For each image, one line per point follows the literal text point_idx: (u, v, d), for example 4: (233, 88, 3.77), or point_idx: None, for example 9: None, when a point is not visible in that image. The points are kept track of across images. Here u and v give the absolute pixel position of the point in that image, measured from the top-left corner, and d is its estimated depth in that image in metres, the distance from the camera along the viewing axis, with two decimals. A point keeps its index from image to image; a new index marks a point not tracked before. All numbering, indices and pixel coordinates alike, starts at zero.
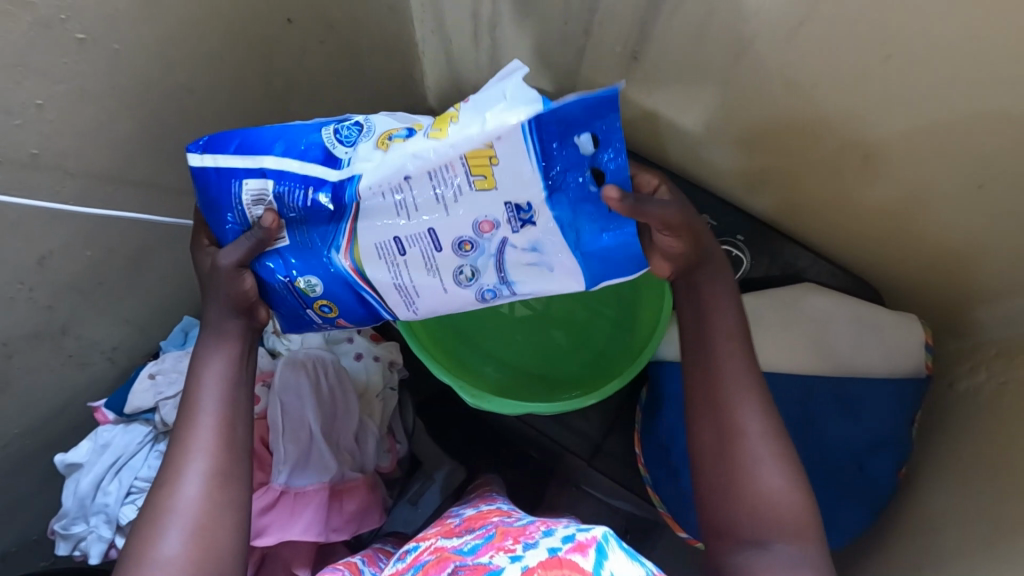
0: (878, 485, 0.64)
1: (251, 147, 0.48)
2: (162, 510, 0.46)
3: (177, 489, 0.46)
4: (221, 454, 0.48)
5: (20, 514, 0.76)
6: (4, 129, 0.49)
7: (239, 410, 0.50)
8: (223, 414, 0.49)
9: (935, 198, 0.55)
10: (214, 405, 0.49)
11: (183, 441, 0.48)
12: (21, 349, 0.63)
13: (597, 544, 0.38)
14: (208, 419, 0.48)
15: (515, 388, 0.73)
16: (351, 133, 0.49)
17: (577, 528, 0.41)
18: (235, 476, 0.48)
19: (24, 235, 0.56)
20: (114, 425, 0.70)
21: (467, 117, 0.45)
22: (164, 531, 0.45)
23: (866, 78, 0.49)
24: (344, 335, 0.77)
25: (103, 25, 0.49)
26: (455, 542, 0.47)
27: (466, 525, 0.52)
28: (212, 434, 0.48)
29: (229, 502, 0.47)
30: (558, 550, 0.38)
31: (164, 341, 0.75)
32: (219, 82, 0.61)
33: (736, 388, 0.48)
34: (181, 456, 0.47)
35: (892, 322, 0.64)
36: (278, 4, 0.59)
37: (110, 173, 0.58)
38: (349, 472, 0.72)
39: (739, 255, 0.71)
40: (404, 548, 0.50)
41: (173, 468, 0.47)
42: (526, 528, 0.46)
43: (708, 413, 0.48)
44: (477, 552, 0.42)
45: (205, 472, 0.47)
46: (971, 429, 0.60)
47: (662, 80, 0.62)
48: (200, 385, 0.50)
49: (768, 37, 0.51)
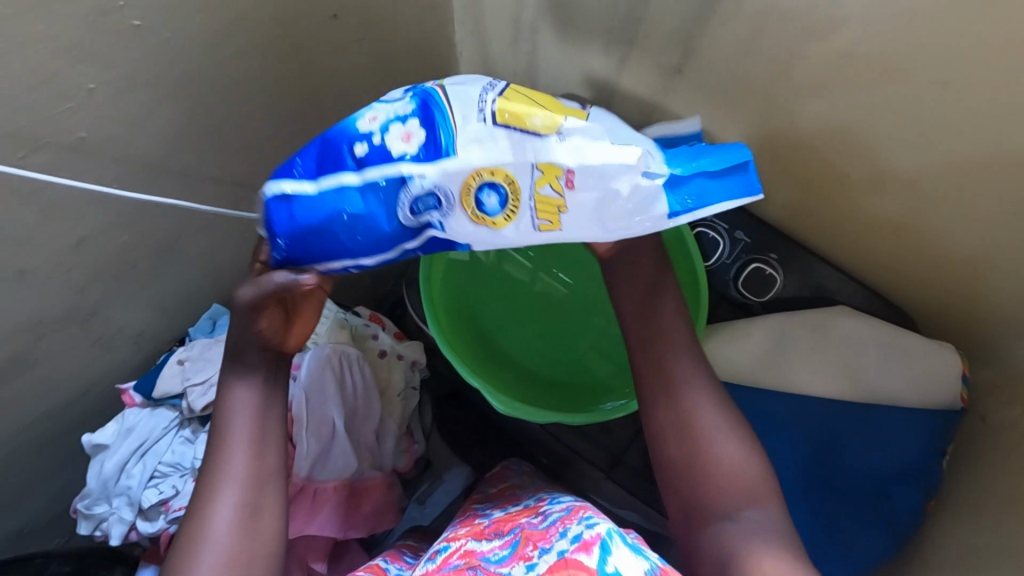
0: (904, 516, 0.63)
1: (336, 250, 0.47)
2: (196, 537, 0.48)
3: (210, 522, 0.48)
4: (249, 487, 0.50)
5: (41, 492, 0.77)
6: (56, 112, 0.49)
7: (265, 439, 0.52)
8: (253, 436, 0.51)
9: (978, 230, 0.54)
10: (246, 432, 0.51)
11: (212, 474, 0.50)
12: (52, 328, 0.63)
13: (602, 542, 0.40)
14: (240, 438, 0.51)
15: (535, 395, 0.72)
16: (425, 207, 0.46)
17: (585, 526, 0.43)
18: (264, 499, 0.50)
19: (63, 218, 0.56)
20: (141, 408, 0.71)
21: (581, 206, 0.46)
22: (196, 561, 0.47)
23: (918, 102, 0.48)
24: (369, 332, 0.78)
25: (155, 13, 0.49)
26: (484, 548, 0.48)
27: (496, 527, 0.52)
28: (243, 461, 0.50)
29: (257, 535, 0.49)
30: (566, 551, 0.41)
31: (192, 329, 0.76)
32: (262, 74, 0.61)
33: (682, 367, 0.54)
34: (213, 487, 0.49)
35: (927, 348, 0.63)
36: (324, 1, 0.59)
37: (152, 160, 0.59)
38: (368, 471, 0.73)
39: (772, 274, 0.68)
40: (434, 549, 0.50)
41: (203, 498, 0.49)
42: (546, 529, 0.47)
43: (659, 388, 0.54)
44: (500, 562, 0.44)
45: (237, 503, 0.49)
46: (1004, 464, 0.59)
47: (703, 97, 0.61)
48: (230, 412, 0.52)
49: (819, 57, 0.50)
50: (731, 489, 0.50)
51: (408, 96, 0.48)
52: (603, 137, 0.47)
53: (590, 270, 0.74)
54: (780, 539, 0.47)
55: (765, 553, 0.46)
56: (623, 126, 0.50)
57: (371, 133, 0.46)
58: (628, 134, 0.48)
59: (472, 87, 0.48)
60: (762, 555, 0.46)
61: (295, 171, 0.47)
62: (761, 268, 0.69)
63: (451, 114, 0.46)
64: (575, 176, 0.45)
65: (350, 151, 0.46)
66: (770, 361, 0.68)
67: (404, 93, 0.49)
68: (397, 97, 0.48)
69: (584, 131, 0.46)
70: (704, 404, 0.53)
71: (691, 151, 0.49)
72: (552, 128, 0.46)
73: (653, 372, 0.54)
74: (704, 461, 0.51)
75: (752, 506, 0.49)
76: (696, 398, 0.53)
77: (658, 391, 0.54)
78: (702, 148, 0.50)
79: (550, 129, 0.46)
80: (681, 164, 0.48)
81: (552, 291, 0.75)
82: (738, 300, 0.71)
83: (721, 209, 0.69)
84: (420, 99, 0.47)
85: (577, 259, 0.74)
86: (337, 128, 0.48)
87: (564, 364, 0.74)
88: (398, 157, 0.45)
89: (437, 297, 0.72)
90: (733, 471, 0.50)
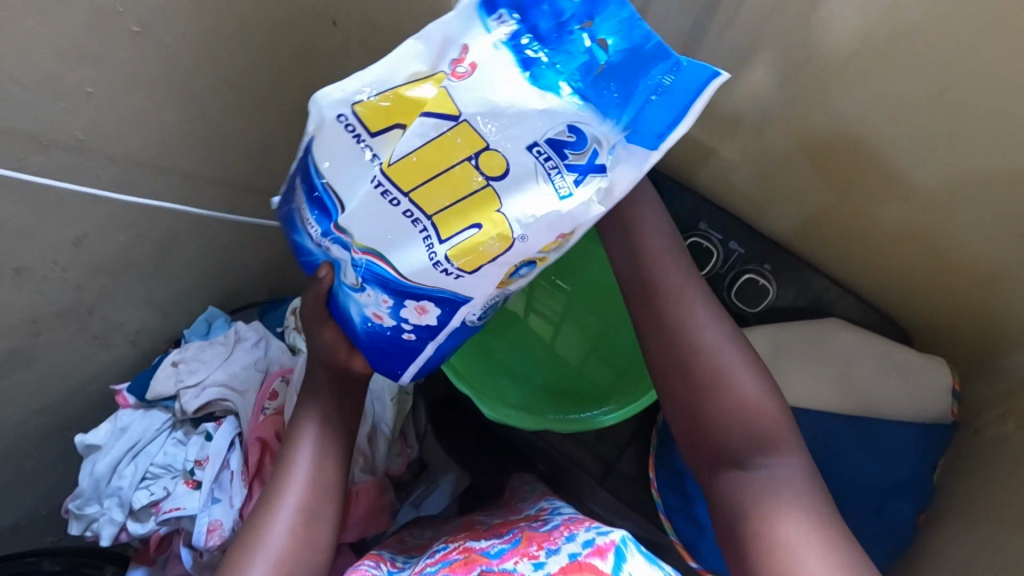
0: (899, 528, 0.64)
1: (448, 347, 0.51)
2: (256, 542, 0.48)
3: (271, 524, 0.49)
4: (309, 492, 0.51)
5: (33, 490, 0.77)
6: (56, 112, 0.50)
7: (327, 453, 0.54)
8: (317, 447, 0.54)
9: (967, 244, 0.55)
10: (312, 444, 0.54)
11: (280, 478, 0.52)
12: (50, 326, 0.64)
13: (616, 548, 0.40)
14: (307, 445, 0.53)
15: (541, 401, 0.72)
16: (491, 309, 0.49)
17: (596, 533, 0.43)
18: (320, 505, 0.52)
19: (60, 217, 0.57)
20: (134, 409, 0.71)
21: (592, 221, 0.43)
22: (250, 565, 0.47)
23: (910, 114, 0.49)
24: None
25: (156, 18, 0.50)
26: (483, 544, 0.49)
27: (496, 530, 0.53)
28: (307, 470, 0.52)
29: (311, 544, 0.50)
30: (578, 555, 0.40)
31: (188, 330, 0.76)
32: (262, 79, 0.62)
33: (685, 304, 0.51)
34: (278, 490, 0.51)
35: (920, 361, 0.63)
36: (324, 7, 0.60)
37: (151, 161, 0.59)
38: (360, 475, 0.73)
39: (766, 285, 0.67)
40: (435, 547, 0.53)
41: (269, 498, 0.51)
42: (549, 533, 0.47)
43: (655, 323, 0.51)
44: (503, 557, 0.44)
45: (295, 507, 0.50)
46: (999, 477, 0.59)
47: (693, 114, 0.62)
48: (302, 424, 0.55)
49: (814, 69, 0.51)
50: (741, 431, 0.47)
51: (372, 290, 0.46)
52: (534, 166, 0.41)
53: (589, 279, 0.74)
54: (796, 490, 0.44)
55: (776, 504, 0.43)
56: (512, 102, 0.40)
57: (401, 325, 0.48)
58: (540, 119, 0.40)
59: (399, 244, 0.43)
60: (773, 504, 0.44)
61: (394, 367, 0.51)
62: (755, 280, 0.67)
63: (425, 285, 0.44)
64: (563, 229, 0.42)
65: (402, 338, 0.49)
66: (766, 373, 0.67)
67: (362, 286, 0.46)
68: (366, 295, 0.47)
69: (522, 188, 0.42)
70: (707, 336, 0.50)
71: (602, 64, 0.41)
72: (509, 236, 0.42)
73: (655, 313, 0.52)
74: (715, 400, 0.48)
75: (768, 453, 0.46)
76: (693, 330, 0.50)
77: (657, 326, 0.51)
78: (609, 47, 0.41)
79: (509, 240, 0.42)
80: (617, 101, 0.41)
81: (551, 298, 0.75)
82: (734, 312, 0.69)
83: (715, 218, 0.67)
84: (384, 289, 0.45)
85: (578, 267, 0.74)
86: (374, 337, 0.49)
87: (556, 371, 0.74)
88: (444, 322, 0.47)
89: None
90: (744, 410, 0.47)
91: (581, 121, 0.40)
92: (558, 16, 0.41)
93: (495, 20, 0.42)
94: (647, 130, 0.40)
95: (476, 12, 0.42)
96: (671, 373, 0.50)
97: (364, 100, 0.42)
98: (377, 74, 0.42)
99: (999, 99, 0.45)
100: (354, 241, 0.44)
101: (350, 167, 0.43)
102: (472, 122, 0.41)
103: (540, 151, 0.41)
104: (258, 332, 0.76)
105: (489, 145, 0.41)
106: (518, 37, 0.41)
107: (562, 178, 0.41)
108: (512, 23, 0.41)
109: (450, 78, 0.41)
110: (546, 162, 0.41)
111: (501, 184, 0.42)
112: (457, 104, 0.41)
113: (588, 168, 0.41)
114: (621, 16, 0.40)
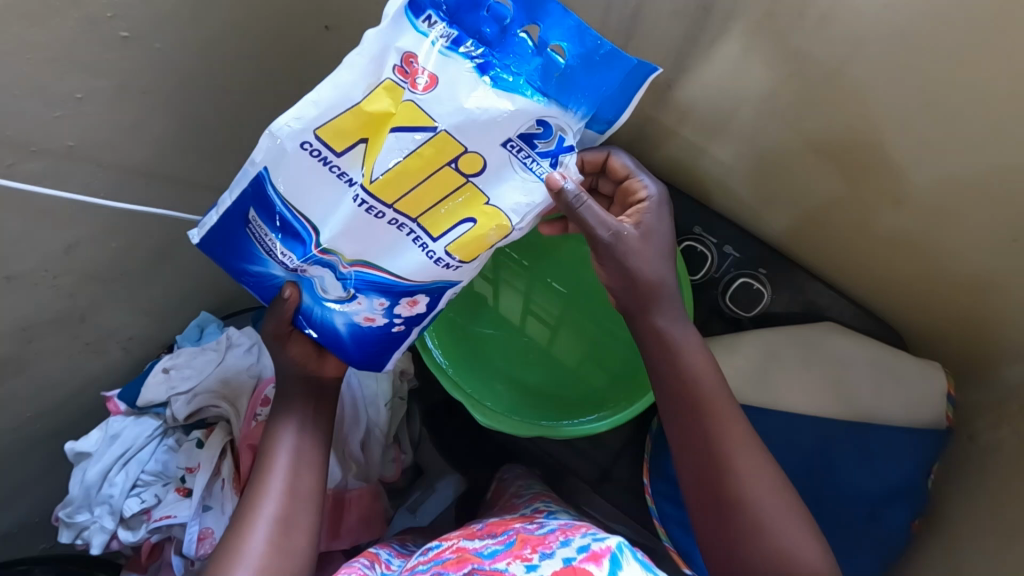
0: (892, 535, 0.64)
1: None
2: (236, 549, 0.48)
3: (250, 534, 0.48)
4: (285, 499, 0.51)
5: (23, 498, 0.76)
6: (45, 120, 0.50)
7: (304, 458, 0.53)
8: (294, 455, 0.53)
9: (961, 249, 0.55)
10: (287, 454, 0.53)
11: (256, 488, 0.51)
12: (41, 333, 0.64)
13: (612, 556, 0.39)
14: (285, 454, 0.53)
15: (544, 406, 0.72)
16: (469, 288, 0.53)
17: (592, 538, 0.42)
18: (299, 504, 0.51)
19: (50, 223, 0.56)
20: (125, 416, 0.71)
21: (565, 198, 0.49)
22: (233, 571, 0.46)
23: (904, 119, 0.49)
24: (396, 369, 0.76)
25: (146, 25, 0.50)
26: (477, 544, 0.49)
27: (489, 529, 0.53)
28: (284, 476, 0.52)
29: (292, 547, 0.49)
30: (573, 560, 0.39)
31: (180, 336, 0.76)
32: (254, 86, 0.62)
33: (727, 420, 0.51)
34: (255, 499, 0.50)
35: (913, 366, 0.63)
36: (315, 13, 0.59)
37: (142, 168, 0.59)
38: (352, 482, 0.73)
39: (760, 289, 0.67)
40: (426, 546, 0.53)
41: (246, 510, 0.50)
42: (545, 536, 0.47)
43: (688, 426, 0.51)
44: (495, 558, 0.44)
45: (273, 517, 0.50)
46: (996, 485, 0.59)
47: (685, 122, 0.61)
48: (275, 431, 0.54)
49: (806, 76, 0.50)
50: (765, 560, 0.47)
51: (365, 297, 0.48)
52: (510, 160, 0.45)
53: (583, 283, 0.74)
54: None
55: None
56: (480, 106, 0.43)
57: (392, 321, 0.50)
58: (510, 119, 0.43)
59: (391, 250, 0.46)
60: None
61: (381, 360, 0.53)
62: (749, 284, 0.67)
63: (421, 281, 0.47)
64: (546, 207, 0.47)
65: (393, 331, 0.51)
66: (760, 379, 0.66)
67: (353, 295, 0.49)
68: (357, 303, 0.49)
69: (501, 179, 0.45)
70: (746, 458, 0.50)
71: (548, 58, 0.43)
72: (505, 225, 0.46)
73: (693, 421, 0.51)
74: (747, 524, 0.48)
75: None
76: (734, 450, 0.50)
77: (695, 440, 0.51)
78: (550, 44, 0.43)
79: (505, 228, 0.46)
80: (571, 92, 0.44)
81: (550, 300, 0.75)
82: (729, 316, 0.70)
83: (710, 222, 0.67)
84: (378, 293, 0.48)
85: (572, 272, 0.74)
86: (362, 341, 0.51)
87: (556, 372, 0.74)
88: (433, 306, 0.50)
89: (441, 330, 0.74)
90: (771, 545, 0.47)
91: (551, 117, 0.44)
92: (497, 18, 0.43)
93: (424, 22, 0.43)
94: (595, 112, 0.45)
95: (404, 16, 0.42)
96: (700, 482, 0.50)
97: (323, 123, 0.43)
98: (329, 96, 0.43)
99: (990, 108, 0.45)
100: (342, 257, 0.47)
101: (323, 191, 0.45)
102: (449, 130, 0.43)
103: (513, 145, 0.44)
104: (251, 338, 0.74)
105: (467, 148, 0.44)
106: (459, 41, 0.43)
107: (539, 165, 0.45)
108: (443, 25, 0.43)
109: (411, 89, 0.43)
110: (521, 154, 0.45)
111: (481, 180, 0.45)
112: (432, 115, 0.43)
113: (559, 152, 0.45)
114: (560, 13, 0.42)
